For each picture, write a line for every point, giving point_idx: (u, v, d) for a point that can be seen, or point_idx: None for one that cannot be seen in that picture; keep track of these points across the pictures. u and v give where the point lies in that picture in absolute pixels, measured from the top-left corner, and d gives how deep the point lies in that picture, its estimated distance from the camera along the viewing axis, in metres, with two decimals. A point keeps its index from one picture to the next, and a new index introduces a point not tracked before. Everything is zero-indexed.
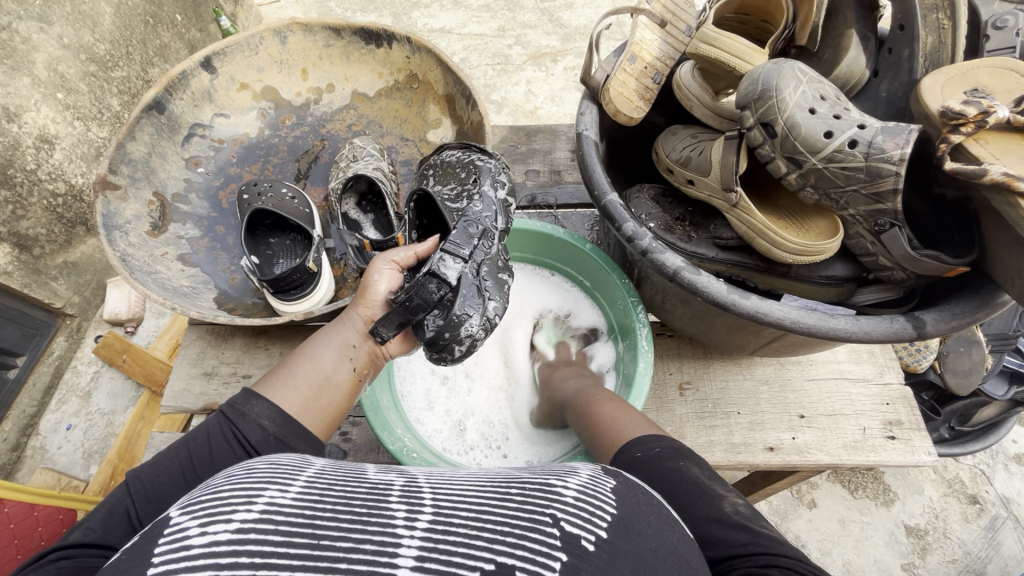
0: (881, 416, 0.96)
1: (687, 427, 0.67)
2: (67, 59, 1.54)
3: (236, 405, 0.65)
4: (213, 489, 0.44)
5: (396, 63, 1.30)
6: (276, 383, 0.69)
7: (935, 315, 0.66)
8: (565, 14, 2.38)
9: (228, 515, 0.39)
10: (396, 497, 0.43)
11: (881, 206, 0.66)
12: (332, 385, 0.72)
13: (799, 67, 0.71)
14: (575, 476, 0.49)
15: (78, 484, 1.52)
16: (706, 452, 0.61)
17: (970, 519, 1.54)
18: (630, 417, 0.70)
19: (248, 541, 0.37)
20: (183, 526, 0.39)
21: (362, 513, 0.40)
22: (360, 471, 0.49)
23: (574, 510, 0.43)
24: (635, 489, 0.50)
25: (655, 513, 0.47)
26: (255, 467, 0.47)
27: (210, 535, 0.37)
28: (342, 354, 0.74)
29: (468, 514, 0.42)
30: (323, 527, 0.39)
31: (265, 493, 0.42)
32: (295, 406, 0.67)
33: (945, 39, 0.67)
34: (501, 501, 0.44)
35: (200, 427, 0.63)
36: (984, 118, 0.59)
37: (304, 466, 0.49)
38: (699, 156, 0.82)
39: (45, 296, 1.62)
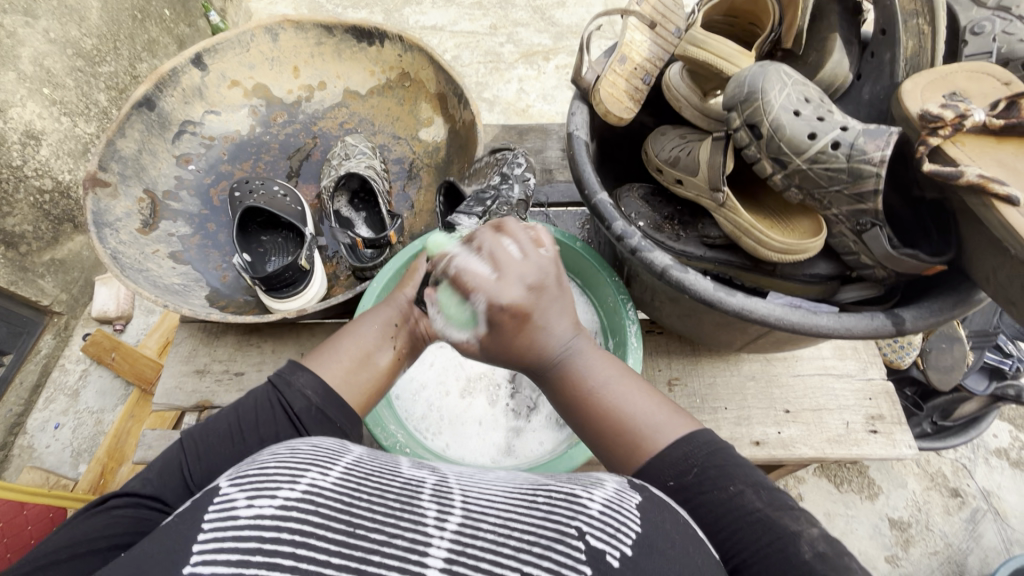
0: (864, 411, 0.98)
1: (667, 406, 0.61)
2: (54, 55, 1.52)
3: (282, 376, 0.66)
4: (260, 464, 0.46)
5: (388, 61, 1.30)
6: (321, 353, 0.69)
7: (914, 312, 0.68)
8: (556, 12, 2.39)
9: (273, 491, 0.41)
10: (427, 495, 0.45)
11: (862, 206, 0.68)
12: (372, 360, 0.71)
13: (784, 70, 0.72)
14: (602, 487, 0.49)
15: (67, 483, 1.51)
16: (706, 453, 0.56)
17: (951, 512, 1.57)
18: (637, 398, 0.61)
19: (291, 518, 0.39)
20: (231, 497, 0.41)
21: (395, 508, 0.42)
22: (394, 465, 0.51)
23: (599, 524, 0.44)
24: (661, 506, 0.49)
25: (682, 534, 0.47)
26: (299, 447, 0.49)
27: (257, 508, 0.39)
28: (384, 332, 0.74)
29: (496, 522, 0.43)
30: (359, 515, 0.41)
31: (307, 474, 0.44)
32: (336, 377, 0.67)
33: (925, 43, 0.69)
34: (528, 510, 0.45)
35: (249, 395, 0.64)
36: (961, 121, 0.61)
37: (343, 450, 0.51)
38: (687, 157, 0.84)
39: (32, 294, 1.60)
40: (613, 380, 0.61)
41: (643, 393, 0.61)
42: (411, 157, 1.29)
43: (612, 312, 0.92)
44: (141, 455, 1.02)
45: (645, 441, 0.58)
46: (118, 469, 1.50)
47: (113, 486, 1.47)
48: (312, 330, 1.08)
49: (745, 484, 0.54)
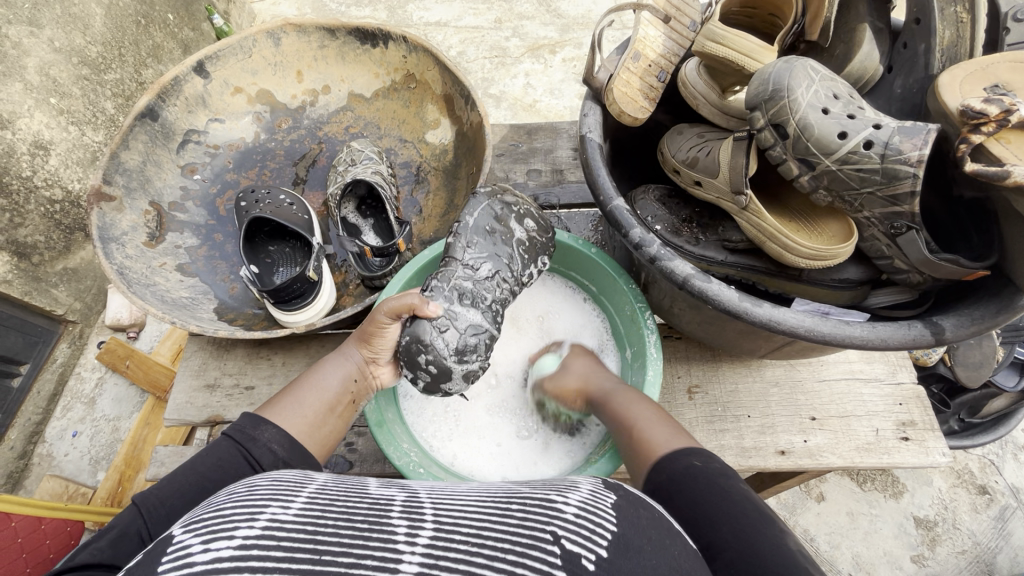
0: (894, 417, 0.94)
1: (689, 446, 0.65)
2: (60, 64, 1.51)
3: (244, 429, 0.66)
4: (217, 506, 0.44)
5: (393, 63, 1.27)
6: (285, 410, 0.70)
7: (953, 320, 0.64)
8: (562, 3, 2.33)
9: (230, 532, 0.39)
10: (397, 512, 0.43)
11: (897, 208, 0.64)
12: (334, 413, 0.74)
13: (811, 65, 0.68)
14: (575, 491, 0.48)
15: (85, 492, 1.52)
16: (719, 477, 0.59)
17: (979, 510, 1.53)
18: (655, 425, 0.68)
19: (250, 557, 0.37)
20: (185, 544, 0.39)
21: (363, 529, 0.40)
22: (361, 485, 0.49)
23: (574, 527, 0.42)
24: (637, 503, 0.49)
25: (656, 527, 0.47)
26: (258, 483, 0.47)
27: (213, 551, 0.37)
28: (345, 385, 0.76)
29: (469, 531, 0.41)
30: (324, 543, 0.39)
31: (266, 510, 0.42)
32: (303, 433, 0.69)
33: (963, 33, 0.65)
34: (501, 518, 0.43)
35: (207, 449, 0.62)
36: (1007, 117, 0.56)
37: (306, 481, 0.49)
38: (707, 157, 0.80)
39: (45, 304, 1.61)
40: (645, 413, 0.71)
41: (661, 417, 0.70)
42: (418, 160, 1.26)
43: (630, 321, 0.89)
44: (154, 472, 1.01)
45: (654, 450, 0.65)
46: (135, 477, 1.51)
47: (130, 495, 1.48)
48: (323, 342, 1.07)
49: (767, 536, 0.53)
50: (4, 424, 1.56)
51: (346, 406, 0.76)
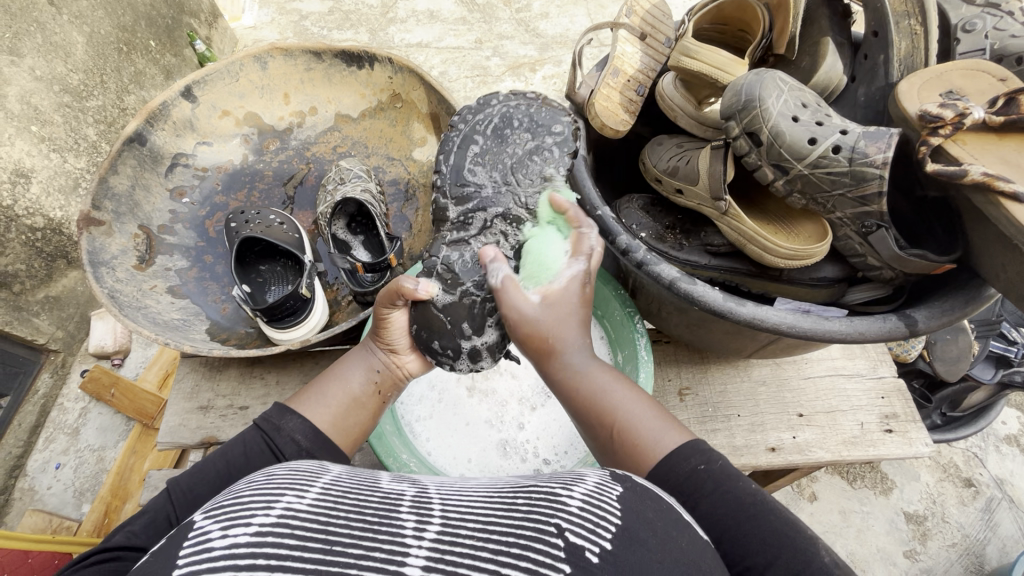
0: (878, 411, 0.97)
1: (679, 424, 0.61)
2: (41, 92, 1.51)
3: (272, 420, 0.66)
4: (235, 494, 0.44)
5: (379, 84, 1.30)
6: (311, 398, 0.69)
7: (925, 312, 0.67)
8: (541, 23, 2.40)
9: (247, 519, 0.40)
10: (406, 507, 0.44)
11: (867, 208, 0.67)
12: (362, 406, 0.71)
13: (779, 77, 0.72)
14: (582, 482, 0.47)
15: (70, 525, 1.48)
16: (708, 462, 0.56)
17: (966, 502, 1.56)
18: (638, 406, 0.62)
19: (265, 544, 0.37)
20: (206, 529, 0.40)
21: (373, 522, 0.41)
22: (374, 479, 0.50)
23: (578, 520, 0.42)
24: (644, 495, 0.47)
25: (663, 519, 0.45)
26: (276, 472, 0.48)
27: (231, 537, 0.38)
28: (371, 376, 0.74)
29: (475, 526, 0.42)
30: (336, 533, 0.39)
31: (282, 498, 0.43)
32: (329, 423, 0.67)
33: (918, 44, 0.69)
34: (506, 512, 0.44)
35: (235, 439, 0.64)
36: (961, 120, 0.61)
37: (321, 472, 0.50)
38: (686, 165, 0.83)
39: (27, 333, 1.58)
40: (619, 389, 0.63)
41: (645, 402, 0.62)
42: (407, 177, 1.29)
43: (620, 325, 0.92)
44: (148, 496, 1.01)
45: (646, 453, 0.58)
46: (122, 507, 1.47)
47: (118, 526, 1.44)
48: (317, 359, 1.07)
49: (771, 511, 0.53)
50: None
51: (373, 399, 0.73)
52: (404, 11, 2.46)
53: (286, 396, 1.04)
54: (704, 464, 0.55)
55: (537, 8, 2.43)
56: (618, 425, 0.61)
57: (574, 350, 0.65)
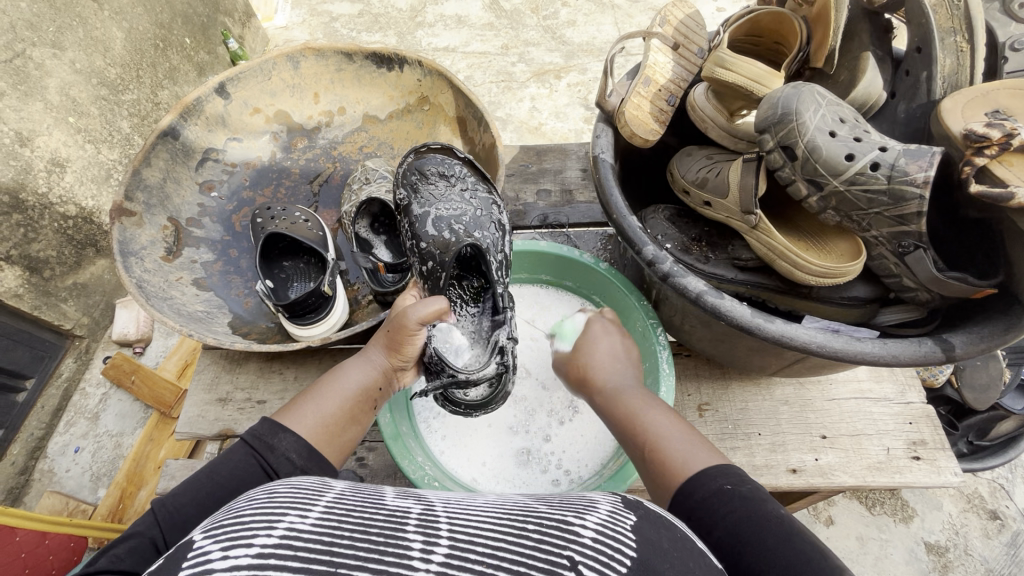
0: (905, 436, 0.94)
1: (715, 449, 0.58)
2: (79, 84, 1.55)
3: (262, 437, 0.63)
4: (236, 513, 0.43)
5: (407, 86, 1.31)
6: (304, 415, 0.66)
7: (962, 338, 0.65)
8: (568, 31, 2.40)
9: (250, 539, 0.38)
10: (412, 524, 0.42)
11: (905, 228, 0.65)
12: (353, 419, 0.70)
13: (817, 91, 0.71)
14: (595, 511, 0.47)
15: (85, 509, 1.51)
16: (737, 484, 0.53)
17: (991, 535, 1.51)
18: (692, 443, 0.59)
19: (268, 567, 0.36)
20: (206, 549, 0.38)
21: (378, 542, 0.39)
22: (378, 495, 0.47)
23: (592, 552, 0.41)
24: (658, 523, 0.47)
25: (679, 550, 0.44)
26: (277, 490, 0.46)
27: (232, 559, 0.37)
28: (366, 390, 0.73)
29: (484, 551, 0.40)
30: (339, 555, 0.38)
31: (285, 518, 0.41)
32: (321, 439, 0.65)
33: (964, 61, 0.67)
34: (517, 536, 0.42)
35: (223, 456, 0.61)
36: (1008, 141, 0.59)
37: (324, 489, 0.48)
38: (716, 178, 0.82)
39: (55, 319, 1.62)
40: (664, 418, 0.63)
41: (684, 429, 0.62)
42: None
43: (641, 335, 0.91)
44: (164, 485, 1.02)
45: (675, 470, 0.57)
46: (136, 494, 1.49)
47: (132, 512, 1.46)
48: (335, 356, 1.08)
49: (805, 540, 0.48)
50: (6, 439, 1.56)
51: (363, 411, 0.72)
52: (432, 15, 2.49)
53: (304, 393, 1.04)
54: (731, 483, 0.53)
55: (564, 16, 2.44)
56: (643, 437, 0.62)
57: (619, 379, 0.72)
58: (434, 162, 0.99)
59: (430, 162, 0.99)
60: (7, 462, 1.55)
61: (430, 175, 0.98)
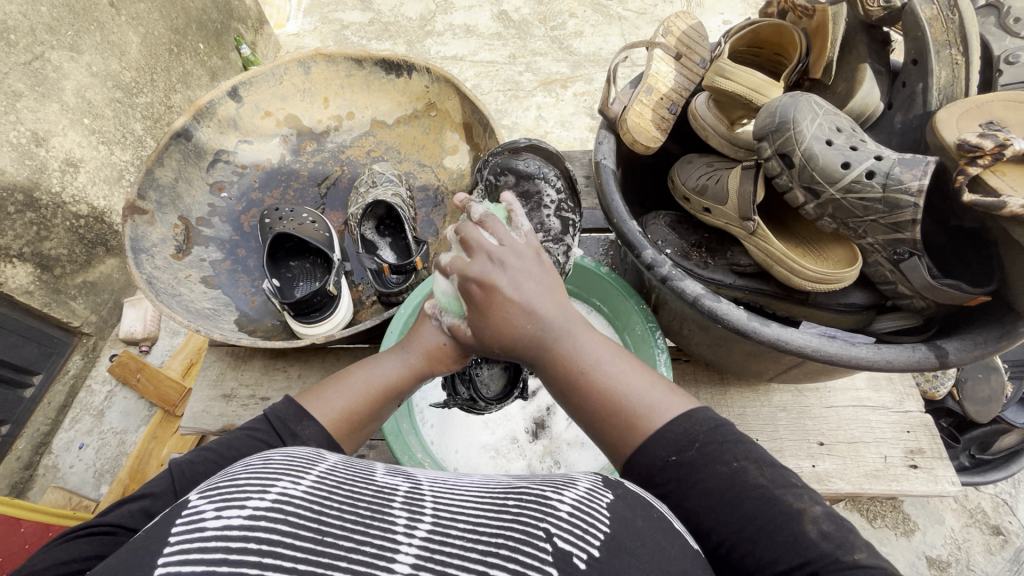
0: (902, 445, 0.95)
1: (676, 388, 0.57)
2: (95, 87, 1.59)
3: (287, 419, 0.62)
4: (231, 476, 0.43)
5: (415, 92, 1.33)
6: (327, 401, 0.64)
7: (956, 344, 0.66)
8: (574, 42, 2.43)
9: (242, 501, 0.38)
10: (399, 502, 0.42)
11: (900, 235, 0.66)
12: (374, 415, 0.65)
13: (815, 100, 0.72)
14: (573, 488, 0.47)
15: (88, 504, 1.52)
16: (711, 429, 0.53)
17: (993, 551, 1.50)
18: (637, 380, 0.57)
19: (259, 529, 0.36)
20: (200, 509, 0.38)
21: (365, 515, 0.40)
22: (367, 471, 0.48)
23: (568, 526, 0.42)
24: (635, 504, 0.47)
25: (653, 527, 0.45)
26: (273, 457, 0.46)
27: (224, 519, 0.37)
28: (397, 386, 0.66)
29: (465, 527, 0.41)
30: (328, 523, 0.38)
31: (278, 483, 0.41)
32: (335, 429, 0.63)
33: (959, 73, 0.69)
34: (497, 514, 0.43)
35: (245, 429, 0.61)
36: (1001, 151, 0.60)
37: (318, 459, 0.47)
38: (716, 185, 0.84)
39: (64, 315, 1.65)
40: (610, 360, 0.59)
41: (637, 369, 0.58)
42: (436, 184, 1.31)
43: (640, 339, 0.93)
44: None
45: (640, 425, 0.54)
46: (139, 490, 1.50)
47: None
48: (338, 355, 1.10)
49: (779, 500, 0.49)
50: (13, 434, 1.58)
51: (389, 407, 0.67)
52: (441, 24, 2.53)
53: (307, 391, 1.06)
54: (691, 441, 0.52)
55: (571, 27, 2.47)
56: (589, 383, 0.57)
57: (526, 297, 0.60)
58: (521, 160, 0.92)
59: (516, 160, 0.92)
60: (13, 456, 1.57)
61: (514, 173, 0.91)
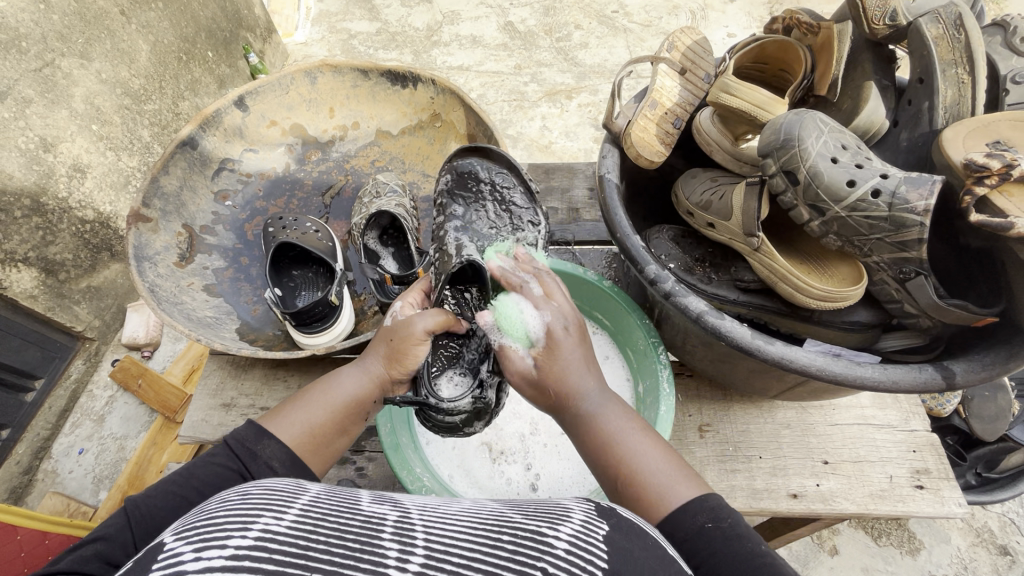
0: (908, 465, 0.93)
1: (694, 473, 0.59)
2: (104, 94, 1.60)
3: (246, 442, 0.63)
4: (209, 514, 0.41)
5: (420, 103, 1.34)
6: (290, 418, 0.65)
7: (963, 365, 0.65)
8: (580, 53, 2.45)
9: (223, 541, 0.37)
10: (388, 532, 0.41)
11: (906, 254, 0.66)
12: (338, 427, 0.67)
13: (820, 117, 0.72)
14: (568, 520, 0.46)
15: (87, 510, 1.51)
16: (717, 520, 0.54)
17: (1001, 572, 1.47)
18: (650, 456, 0.60)
19: (243, 567, 0.35)
20: (178, 551, 0.37)
21: (354, 548, 0.38)
22: (353, 499, 0.46)
23: (565, 565, 0.41)
24: (630, 533, 0.47)
25: (650, 558, 0.46)
26: (251, 491, 0.45)
27: (205, 560, 0.35)
28: (359, 401, 0.69)
29: (459, 561, 0.40)
30: (316, 559, 0.37)
31: (260, 519, 0.40)
32: (301, 447, 0.64)
33: (964, 92, 0.68)
34: (491, 547, 0.42)
35: (207, 456, 0.62)
36: (1008, 171, 0.59)
37: (300, 491, 0.46)
38: (720, 200, 0.83)
39: (67, 320, 1.65)
40: (634, 432, 0.61)
41: (661, 452, 0.60)
42: None
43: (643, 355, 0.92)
44: None
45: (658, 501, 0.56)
46: None
47: None
48: (339, 365, 1.09)
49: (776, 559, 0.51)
50: (13, 438, 1.58)
51: (354, 421, 0.69)
52: (447, 35, 2.55)
53: None
54: (711, 523, 0.53)
55: (577, 38, 2.49)
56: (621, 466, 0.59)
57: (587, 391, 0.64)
58: (474, 165, 0.97)
59: (475, 166, 0.97)
60: (13, 460, 1.57)
61: (474, 178, 0.97)
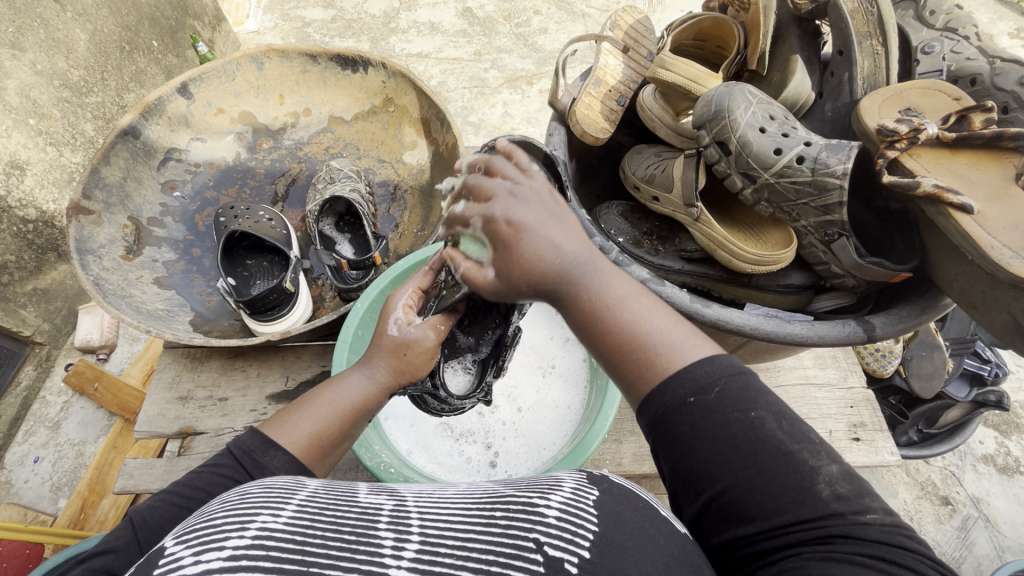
0: (846, 419, 0.99)
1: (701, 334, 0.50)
2: (40, 85, 1.53)
3: (251, 451, 0.57)
4: (208, 515, 0.39)
5: (372, 88, 1.32)
6: (294, 427, 0.60)
7: (883, 318, 0.69)
8: (539, 38, 2.45)
9: (222, 542, 0.35)
10: (385, 522, 0.39)
11: (830, 217, 0.70)
12: (345, 430, 0.62)
13: (749, 90, 0.75)
14: (558, 489, 0.44)
15: (45, 519, 1.47)
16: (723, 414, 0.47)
17: (943, 520, 1.58)
18: (651, 314, 0.51)
19: (240, 568, 0.33)
20: (178, 556, 0.35)
21: (350, 540, 0.37)
22: (351, 491, 0.44)
23: (557, 532, 0.40)
24: (620, 497, 0.46)
25: (642, 518, 0.44)
26: (252, 489, 0.42)
27: (205, 564, 0.33)
28: (365, 407, 0.64)
29: (454, 543, 0.38)
30: (313, 553, 0.35)
31: (257, 517, 0.37)
32: (307, 456, 0.59)
33: (879, 63, 0.73)
34: (484, 525, 0.40)
35: (206, 468, 0.55)
36: (916, 135, 0.64)
37: (298, 486, 0.44)
38: (662, 173, 0.86)
39: (13, 324, 1.59)
40: (631, 299, 0.52)
41: (660, 310, 0.52)
42: (396, 180, 1.31)
43: None
44: (121, 484, 0.98)
45: (662, 363, 0.48)
46: (99, 502, 1.44)
47: (94, 522, 1.42)
48: (298, 353, 1.09)
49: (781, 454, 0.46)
50: None
51: (360, 425, 0.64)
52: (405, 21, 2.51)
53: (266, 389, 1.05)
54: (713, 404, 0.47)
55: (536, 24, 2.49)
56: (620, 327, 0.50)
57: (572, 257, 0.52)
58: None
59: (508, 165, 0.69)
60: None
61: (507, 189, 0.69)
